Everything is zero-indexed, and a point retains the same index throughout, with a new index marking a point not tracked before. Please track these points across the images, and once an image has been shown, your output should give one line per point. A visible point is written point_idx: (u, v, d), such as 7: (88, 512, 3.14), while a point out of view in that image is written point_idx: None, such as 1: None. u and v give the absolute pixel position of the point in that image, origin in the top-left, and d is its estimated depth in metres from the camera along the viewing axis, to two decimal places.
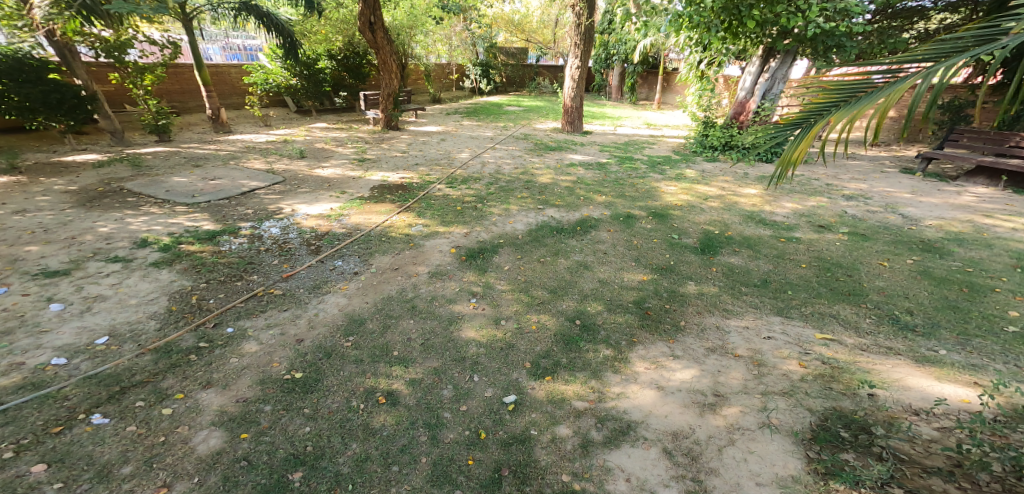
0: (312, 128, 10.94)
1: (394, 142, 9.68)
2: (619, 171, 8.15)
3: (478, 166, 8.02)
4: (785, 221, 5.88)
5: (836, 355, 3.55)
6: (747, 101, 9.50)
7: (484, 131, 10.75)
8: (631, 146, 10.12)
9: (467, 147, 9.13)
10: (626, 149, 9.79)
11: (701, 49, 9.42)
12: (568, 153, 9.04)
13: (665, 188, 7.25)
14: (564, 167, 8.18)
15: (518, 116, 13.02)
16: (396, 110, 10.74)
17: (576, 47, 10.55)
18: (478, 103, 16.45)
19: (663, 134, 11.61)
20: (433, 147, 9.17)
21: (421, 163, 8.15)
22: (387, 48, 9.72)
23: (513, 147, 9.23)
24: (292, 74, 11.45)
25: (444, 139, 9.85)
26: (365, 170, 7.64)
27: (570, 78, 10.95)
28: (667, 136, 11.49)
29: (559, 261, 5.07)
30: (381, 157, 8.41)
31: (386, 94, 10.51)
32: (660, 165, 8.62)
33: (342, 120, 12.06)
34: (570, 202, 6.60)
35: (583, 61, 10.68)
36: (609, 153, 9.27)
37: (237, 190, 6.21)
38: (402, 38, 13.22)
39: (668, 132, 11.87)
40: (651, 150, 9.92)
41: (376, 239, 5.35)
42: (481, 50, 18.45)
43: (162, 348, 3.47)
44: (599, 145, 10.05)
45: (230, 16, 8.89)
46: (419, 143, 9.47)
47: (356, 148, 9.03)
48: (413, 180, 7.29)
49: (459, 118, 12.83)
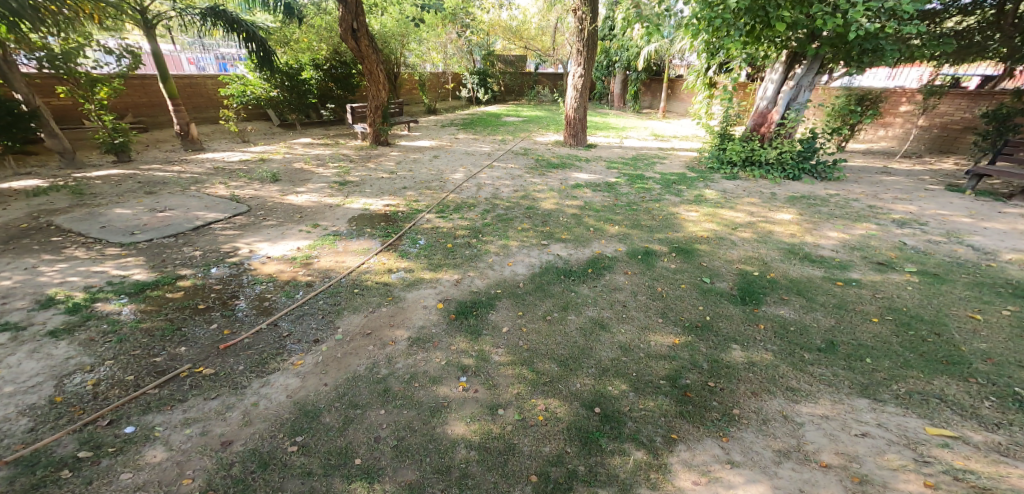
0: (293, 145, 10.03)
1: (381, 159, 8.80)
2: (632, 192, 7.26)
3: (473, 189, 7.12)
4: (835, 257, 4.96)
5: (968, 464, 2.64)
6: (769, 112, 8.27)
7: (480, 146, 9.87)
8: (641, 162, 9.23)
9: (461, 165, 8.22)
10: (636, 165, 8.92)
11: (718, 54, 8.52)
12: (574, 171, 8.16)
13: (686, 214, 6.35)
14: (570, 189, 7.28)
15: (517, 128, 12.14)
16: (385, 124, 9.83)
17: (578, 54, 9.67)
18: (474, 113, 15.58)
19: (673, 147, 10.73)
20: (424, 166, 8.29)
21: (410, 185, 7.27)
22: (374, 54, 8.78)
23: (512, 164, 8.35)
24: (274, 86, 10.51)
25: (437, 156, 8.95)
26: (344, 195, 6.75)
27: (572, 88, 10.06)
28: (679, 148, 10.59)
29: (570, 319, 4.16)
30: (364, 179, 7.51)
31: (374, 106, 9.56)
32: (676, 184, 7.73)
33: (328, 134, 11.14)
34: (578, 235, 5.70)
35: (587, 69, 9.76)
36: (618, 171, 8.39)
37: (188, 224, 5.29)
38: (392, 46, 12.36)
39: (678, 145, 11.03)
40: (663, 166, 9.02)
41: (347, 289, 4.42)
42: (478, 58, 17.64)
43: (25, 460, 2.52)
44: (606, 160, 9.17)
45: (198, 23, 8.00)
46: (408, 162, 8.59)
47: (338, 168, 8.15)
48: (398, 208, 6.39)
49: (455, 130, 11.93)
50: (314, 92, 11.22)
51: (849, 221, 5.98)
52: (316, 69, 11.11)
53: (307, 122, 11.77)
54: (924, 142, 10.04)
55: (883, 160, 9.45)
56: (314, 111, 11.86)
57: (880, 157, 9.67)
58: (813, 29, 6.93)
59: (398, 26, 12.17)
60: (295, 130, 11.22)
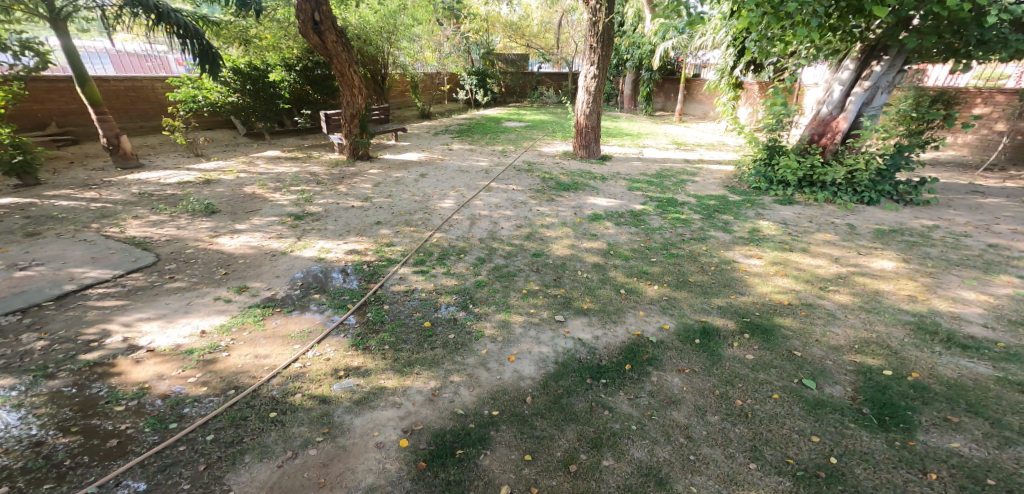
0: (255, 159, 8.25)
1: (357, 179, 7.17)
2: (668, 226, 5.65)
3: (463, 225, 5.55)
4: (995, 340, 3.42)
5: None
6: (835, 119, 6.45)
7: (477, 160, 8.23)
8: (669, 180, 7.60)
9: (452, 187, 6.65)
10: (664, 184, 7.30)
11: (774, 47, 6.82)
12: (589, 194, 6.55)
13: (746, 261, 4.76)
14: (587, 223, 5.68)
15: (519, 136, 10.54)
16: (364, 135, 8.17)
17: (592, 51, 8.00)
18: (471, 117, 13.88)
19: (704, 159, 9.06)
20: (405, 188, 6.70)
21: (385, 218, 5.69)
22: (346, 46, 7.09)
23: (513, 185, 6.76)
24: (232, 90, 8.57)
25: (423, 174, 7.36)
26: (297, 236, 5.12)
27: (584, 90, 8.41)
28: (710, 160, 8.96)
29: (609, 467, 2.68)
30: (327, 208, 5.93)
31: (348, 113, 7.87)
32: (720, 212, 6.10)
33: (301, 146, 9.41)
34: (605, 302, 4.20)
35: (602, 69, 8.11)
36: (645, 193, 6.79)
37: (54, 289, 3.75)
38: (379, 44, 10.74)
39: (709, 156, 9.36)
40: (696, 184, 7.40)
41: (257, 413, 2.92)
42: (476, 57, 15.98)
43: None
44: (627, 178, 7.53)
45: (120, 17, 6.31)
46: (385, 182, 6.99)
47: (297, 192, 6.54)
48: (364, 256, 4.83)
49: (448, 138, 10.32)
50: (285, 96, 9.43)
51: (976, 271, 4.39)
52: (288, 71, 9.37)
53: (277, 131, 10.03)
54: (1006, 152, 8.42)
55: (964, 175, 7.81)
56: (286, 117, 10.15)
57: (958, 171, 8.03)
58: (911, 13, 5.21)
59: (384, 23, 10.54)
60: (263, 140, 9.47)
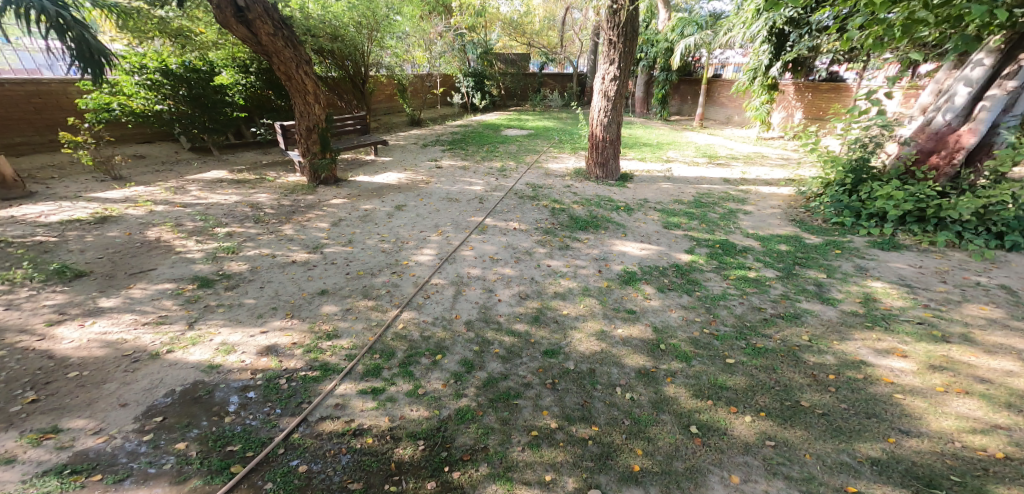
0: (187, 184, 6.05)
1: (311, 211, 5.29)
2: (736, 291, 3.93)
3: (445, 296, 3.88)
4: None
5: None
6: (958, 131, 4.68)
7: (469, 181, 6.39)
8: (718, 206, 5.75)
9: (432, 228, 4.91)
10: (712, 214, 5.50)
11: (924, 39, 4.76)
12: (615, 237, 4.80)
13: (883, 362, 3.06)
14: (619, 289, 4.00)
15: (522, 146, 8.67)
16: (328, 153, 5.91)
17: (609, 48, 5.92)
18: (466, 124, 12.01)
19: (748, 179, 6.93)
20: (367, 226, 4.97)
21: (331, 280, 3.96)
22: (289, 35, 4.82)
23: (514, 223, 5.00)
24: (163, 97, 6.34)
25: (397, 204, 5.59)
26: (190, 317, 3.36)
27: (599, 94, 6.21)
28: (760, 178, 7.03)
29: None
30: (249, 258, 4.17)
31: (303, 127, 5.60)
32: (805, 261, 4.31)
33: (256, 164, 7.19)
34: (671, 456, 2.53)
35: (624, 66, 5.99)
36: (690, 230, 5.04)
37: None
38: (359, 41, 8.63)
39: (755, 173, 7.29)
40: (755, 212, 5.58)
41: None
42: (472, 57, 14.09)
43: None
44: (658, 207, 5.68)
45: None
46: (335, 217, 5.18)
47: (217, 225, 4.71)
48: (285, 358, 3.11)
49: (438, 152, 8.38)
50: (238, 104, 7.23)
51: None
52: (241, 72, 7.17)
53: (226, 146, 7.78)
54: None
55: None
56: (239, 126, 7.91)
57: None
58: None
59: (378, 17, 8.66)
60: (209, 156, 7.21)
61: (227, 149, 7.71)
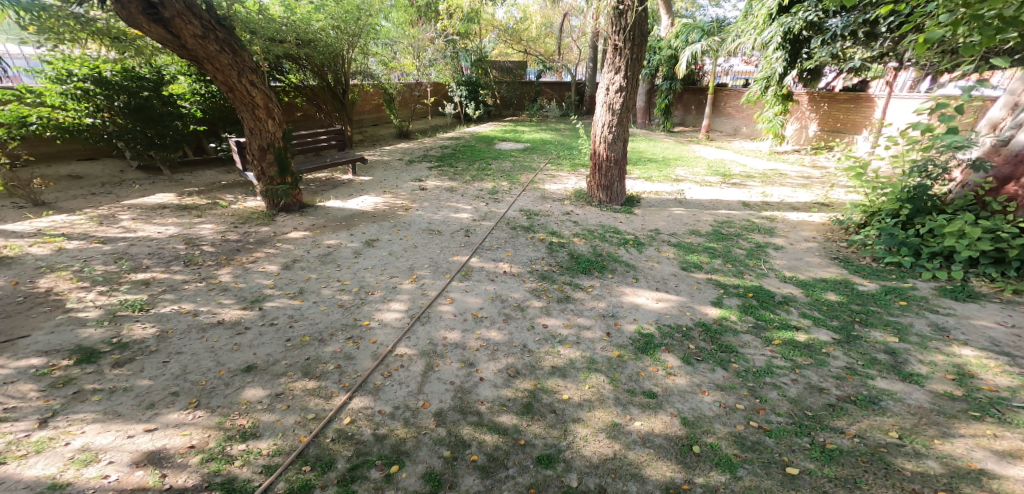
0: (120, 210, 4.78)
1: (262, 246, 4.14)
2: (785, 362, 2.94)
3: (412, 374, 2.97)
4: None
5: None
6: None
7: (455, 207, 5.21)
8: (746, 238, 4.72)
9: (404, 271, 3.92)
10: (742, 248, 4.49)
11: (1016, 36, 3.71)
12: (624, 284, 3.88)
13: (1011, 473, 2.13)
14: (634, 360, 3.12)
15: (516, 160, 7.71)
16: (289, 177, 4.66)
17: (614, 54, 5.00)
18: (458, 135, 11.04)
19: (771, 202, 5.70)
20: (326, 266, 3.94)
21: (263, 349, 3.00)
22: (228, 37, 3.73)
23: (503, 263, 4.06)
24: (99, 109, 5.25)
25: (360, 230, 4.58)
26: (55, 412, 2.40)
27: (602, 105, 5.25)
28: (790, 196, 5.94)
29: None
30: (161, 315, 3.19)
31: (255, 144, 4.34)
32: (868, 315, 3.29)
33: (217, 185, 5.78)
34: None
35: (631, 75, 5.07)
36: (718, 270, 4.06)
37: None
38: (338, 45, 7.52)
39: (777, 194, 6.05)
40: (794, 239, 4.63)
41: None
42: (465, 65, 13.21)
43: None
44: (673, 239, 4.72)
45: None
46: (285, 250, 4.11)
47: (131, 268, 3.66)
48: (168, 473, 2.16)
49: (426, 168, 7.02)
50: (195, 116, 6.15)
51: None
52: (200, 80, 6.09)
53: (180, 163, 6.48)
54: None
55: None
56: (193, 139, 6.61)
57: None
58: None
59: (361, 24, 7.61)
60: (159, 176, 5.96)
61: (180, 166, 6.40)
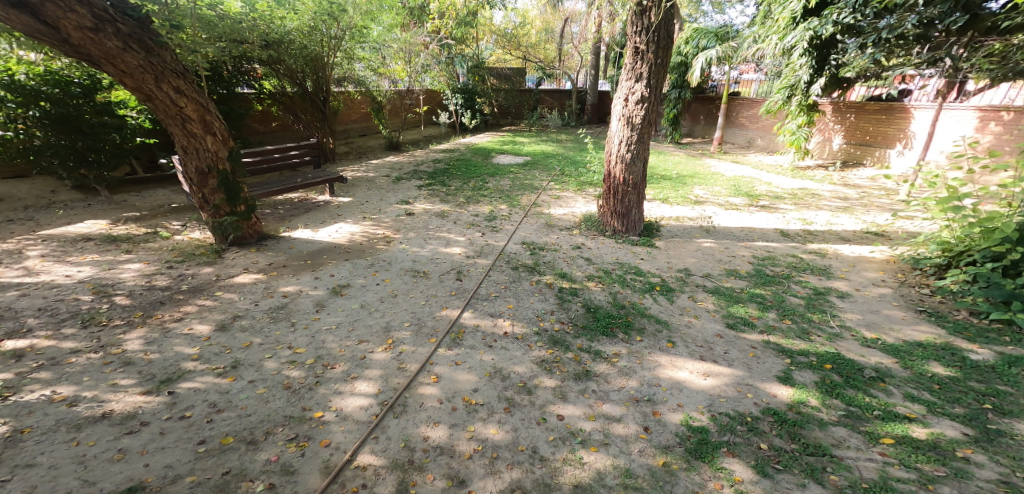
0: (33, 244, 3.76)
1: (191, 297, 3.14)
2: (909, 473, 2.02)
3: None
4: None
5: None
6: None
7: (445, 239, 4.31)
8: (797, 280, 3.66)
9: (375, 336, 2.99)
10: (797, 294, 3.47)
11: None
12: (657, 352, 2.97)
13: None
14: (687, 472, 2.11)
15: (516, 177, 6.82)
16: (242, 206, 3.67)
17: (632, 57, 3.92)
18: (453, 147, 10.15)
19: (812, 230, 4.66)
20: (278, 325, 2.97)
21: (160, 457, 1.98)
22: (135, 31, 2.89)
23: (505, 318, 3.21)
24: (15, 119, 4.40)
25: (321, 273, 3.60)
26: None
27: (618, 118, 4.09)
28: (834, 221, 4.90)
29: None
30: (22, 406, 2.18)
31: (192, 167, 3.38)
32: (1001, 399, 2.38)
33: (165, 209, 4.77)
34: None
35: (655, 83, 3.91)
36: (777, 328, 3.11)
37: None
38: (315, 46, 6.56)
39: (818, 220, 4.95)
40: (856, 279, 3.65)
41: None
42: (462, 72, 12.47)
43: None
44: (708, 283, 3.69)
45: None
46: (227, 303, 3.11)
47: (7, 332, 2.66)
48: None
49: (415, 187, 6.14)
50: (143, 127, 5.32)
51: None
52: None
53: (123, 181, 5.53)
54: None
55: None
56: (141, 152, 5.67)
57: None
58: None
59: (347, 19, 6.64)
60: (96, 198, 5.00)
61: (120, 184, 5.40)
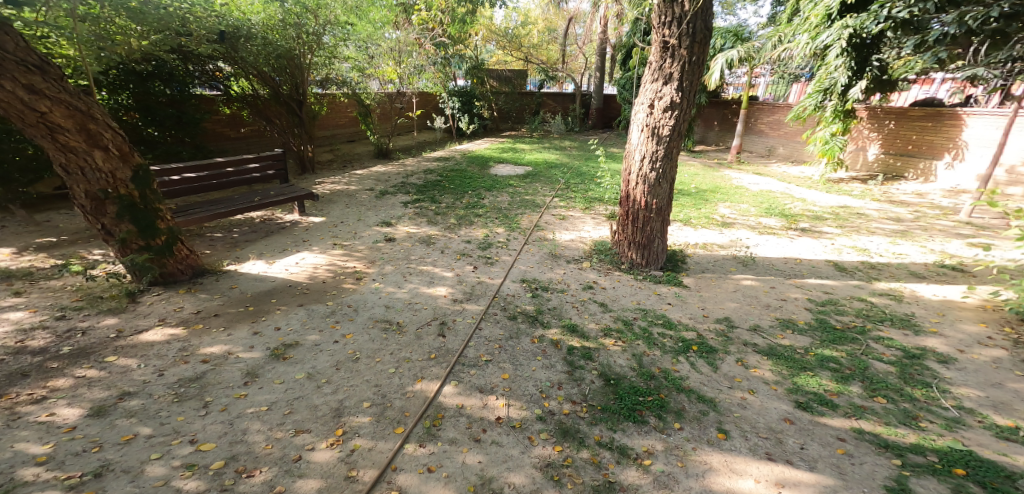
0: None
1: (70, 364, 2.34)
2: None
3: None
4: None
5: None
6: None
7: (425, 275, 3.51)
8: (877, 337, 2.73)
9: (319, 423, 2.19)
10: (883, 358, 2.55)
11: None
12: (706, 448, 2.07)
13: None
14: None
15: (516, 192, 6.02)
16: (158, 238, 2.88)
17: (660, 48, 3.03)
18: (448, 155, 9.34)
19: (872, 260, 3.68)
20: (184, 407, 2.17)
21: None
22: None
23: (498, 395, 2.43)
24: None
25: (263, 325, 2.80)
26: None
27: (639, 126, 3.25)
28: (900, 247, 3.91)
29: None
30: None
31: (83, 190, 2.60)
32: None
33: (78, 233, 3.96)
34: None
35: (689, 85, 3.06)
36: (866, 408, 2.21)
37: None
38: (292, 39, 5.80)
39: (876, 249, 3.89)
40: (948, 339, 2.70)
41: None
42: (459, 73, 11.75)
43: None
44: (759, 338, 2.81)
45: None
46: (120, 373, 2.32)
47: None
48: None
49: (398, 203, 5.32)
50: None
51: None
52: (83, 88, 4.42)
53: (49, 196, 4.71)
54: None
55: None
56: None
57: None
58: None
59: (326, 14, 6.05)
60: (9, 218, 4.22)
61: (47, 200, 4.60)
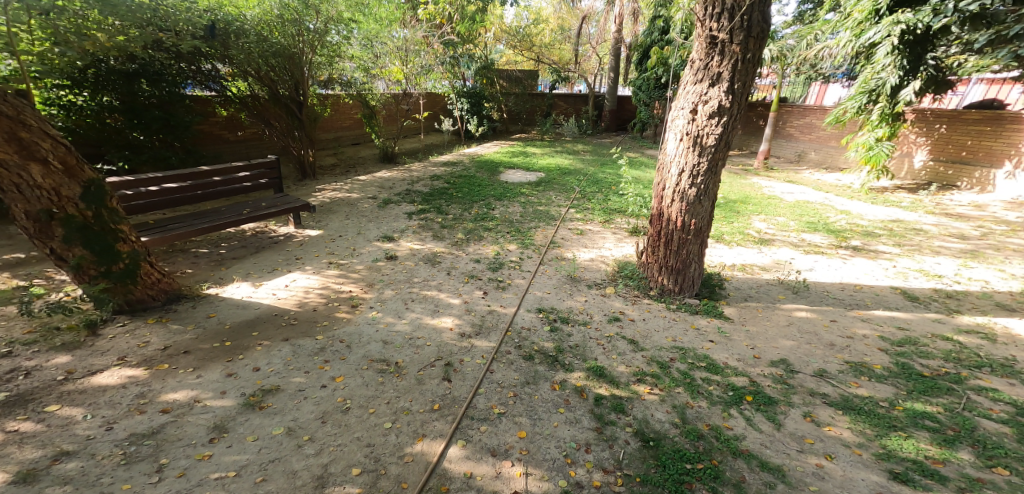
0: None
1: (1, 416, 1.92)
2: None
3: None
4: None
5: None
6: None
7: (430, 302, 3.10)
8: (977, 388, 2.25)
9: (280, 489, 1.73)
10: (991, 416, 2.07)
11: None
12: None
13: None
14: None
15: (529, 201, 5.58)
16: (117, 264, 2.51)
17: (706, 43, 2.58)
18: (456, 159, 8.93)
19: (947, 289, 3.19)
20: (132, 472, 1.74)
21: None
22: None
23: (513, 461, 1.95)
24: None
25: (239, 364, 2.40)
26: None
27: (678, 135, 2.81)
28: (973, 272, 3.41)
29: None
30: None
31: (23, 212, 2.24)
32: None
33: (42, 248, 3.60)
34: None
35: (741, 87, 2.61)
36: (986, 483, 1.72)
37: None
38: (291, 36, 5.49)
39: (949, 274, 3.40)
40: None
41: None
42: (468, 73, 11.33)
43: None
44: (829, 386, 2.34)
45: None
46: (60, 427, 1.91)
47: None
48: None
49: (403, 214, 4.91)
50: None
51: None
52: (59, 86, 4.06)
53: None
54: None
55: None
56: None
57: None
58: None
59: (328, 9, 5.67)
60: None
61: None
